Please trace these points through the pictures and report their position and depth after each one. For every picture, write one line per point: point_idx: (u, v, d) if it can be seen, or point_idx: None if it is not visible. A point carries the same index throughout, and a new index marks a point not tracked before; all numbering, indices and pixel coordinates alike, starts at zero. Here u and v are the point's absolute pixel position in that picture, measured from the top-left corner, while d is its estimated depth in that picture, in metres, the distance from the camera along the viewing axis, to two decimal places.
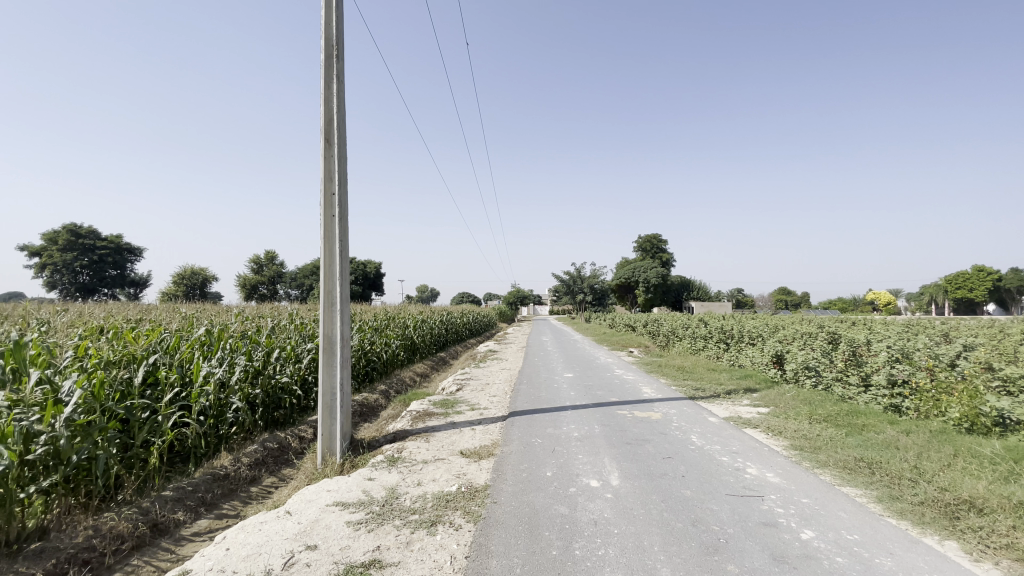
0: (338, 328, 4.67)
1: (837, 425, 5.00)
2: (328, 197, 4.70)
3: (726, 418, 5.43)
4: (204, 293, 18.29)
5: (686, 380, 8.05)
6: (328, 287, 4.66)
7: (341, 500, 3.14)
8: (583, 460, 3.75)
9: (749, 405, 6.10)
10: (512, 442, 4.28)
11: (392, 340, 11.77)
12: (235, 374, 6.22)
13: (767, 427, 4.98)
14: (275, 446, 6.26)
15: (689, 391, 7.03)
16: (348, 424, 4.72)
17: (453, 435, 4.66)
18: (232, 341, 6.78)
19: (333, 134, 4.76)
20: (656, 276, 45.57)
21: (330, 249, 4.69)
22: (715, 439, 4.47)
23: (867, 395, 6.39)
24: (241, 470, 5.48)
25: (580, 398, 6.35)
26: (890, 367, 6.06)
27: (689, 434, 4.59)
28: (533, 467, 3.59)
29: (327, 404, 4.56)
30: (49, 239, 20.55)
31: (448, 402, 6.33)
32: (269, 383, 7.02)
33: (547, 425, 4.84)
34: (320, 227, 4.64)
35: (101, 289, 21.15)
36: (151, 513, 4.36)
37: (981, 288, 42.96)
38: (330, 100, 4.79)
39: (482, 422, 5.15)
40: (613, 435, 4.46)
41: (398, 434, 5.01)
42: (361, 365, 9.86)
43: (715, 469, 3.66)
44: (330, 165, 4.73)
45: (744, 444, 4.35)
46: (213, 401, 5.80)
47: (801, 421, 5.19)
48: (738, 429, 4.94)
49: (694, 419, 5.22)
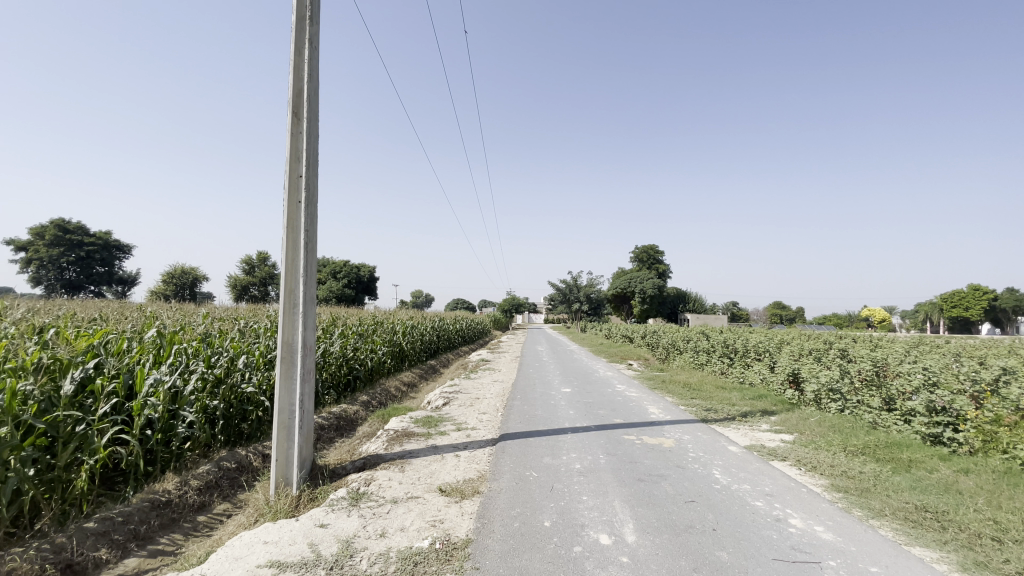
0: (300, 332, 3.95)
1: (879, 460, 4.34)
2: (293, 179, 3.99)
3: (748, 447, 4.75)
4: (194, 293, 17.54)
5: (694, 398, 7.35)
6: (289, 285, 3.95)
7: (278, 559, 2.43)
8: (588, 505, 3.04)
9: (769, 431, 5.43)
10: (502, 476, 3.56)
11: (378, 346, 11.08)
12: (190, 383, 5.50)
13: (798, 461, 4.31)
14: (232, 467, 5.51)
15: (700, 411, 6.34)
16: (309, 447, 4.00)
17: (433, 464, 3.93)
18: (191, 345, 6.05)
19: (303, 109, 4.08)
20: (653, 287, 45.06)
21: (293, 240, 3.97)
22: (741, 475, 3.78)
23: (901, 423, 5.73)
24: (187, 496, 4.73)
25: (580, 418, 5.65)
26: (928, 393, 5.40)
27: (710, 468, 3.90)
28: (527, 513, 2.89)
29: (283, 424, 3.83)
30: (37, 234, 19.71)
31: (431, 420, 5.60)
32: (231, 393, 6.27)
33: (545, 453, 4.14)
34: (282, 215, 3.93)
35: (88, 286, 20.23)
36: (66, 550, 3.59)
37: (976, 308, 42.68)
38: (300, 68, 4.10)
39: (468, 447, 4.44)
40: (623, 468, 3.75)
41: (370, 460, 4.28)
42: (342, 373, 9.14)
43: (751, 519, 2.97)
44: (297, 143, 4.03)
45: (777, 484, 3.66)
46: (162, 413, 5.08)
47: (835, 453, 4.52)
48: (765, 462, 4.26)
49: (712, 448, 4.54)
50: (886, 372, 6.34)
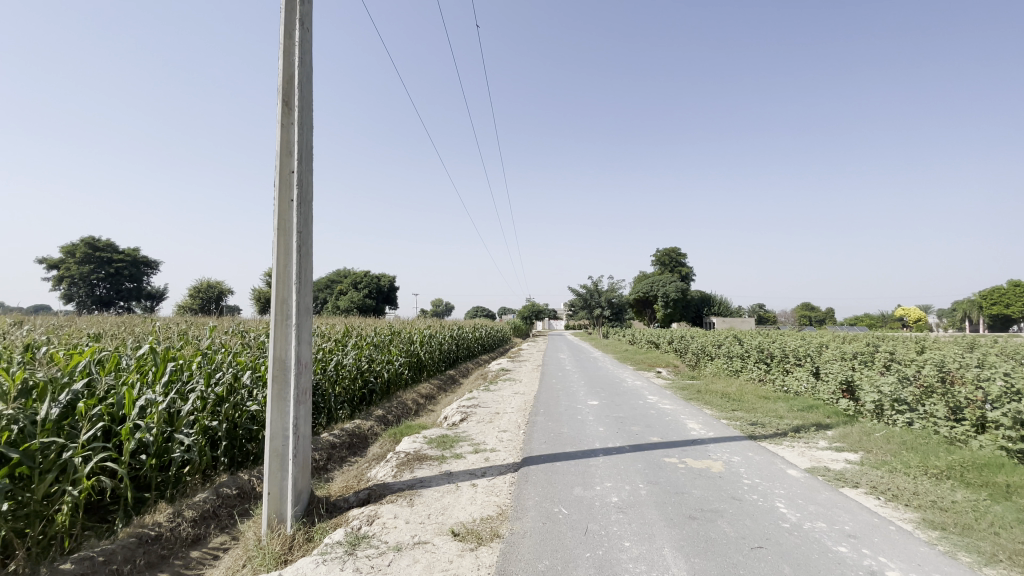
0: (293, 346, 3.47)
1: (971, 485, 3.69)
2: (284, 175, 3.54)
3: (810, 470, 4.13)
4: (218, 306, 17.47)
5: (736, 411, 6.69)
6: (282, 295, 3.49)
7: None
8: (632, 555, 2.48)
9: (829, 449, 4.79)
10: (526, 513, 3.02)
11: (394, 357, 10.65)
12: (189, 403, 5.10)
13: (875, 489, 3.68)
14: (232, 493, 5.08)
15: (745, 426, 5.70)
16: (305, 477, 3.53)
17: (446, 497, 3.40)
18: (191, 361, 5.64)
19: (294, 97, 3.64)
20: (675, 292, 44.19)
21: (285, 243, 3.52)
22: (811, 510, 3.16)
23: (979, 437, 5.02)
24: (179, 529, 4.30)
25: (612, 436, 5.06)
26: (1013, 403, 4.68)
27: (772, 500, 3.30)
28: (559, 567, 2.35)
29: (276, 452, 3.36)
30: (69, 252, 20.04)
31: (447, 440, 5.07)
32: (234, 412, 5.84)
33: (576, 482, 3.57)
34: (272, 215, 3.47)
35: (117, 301, 20.38)
36: None
37: (1018, 304, 40.59)
38: (290, 53, 3.66)
39: (487, 473, 3.91)
40: (668, 502, 3.18)
41: (375, 491, 3.76)
42: (357, 386, 8.73)
43: (838, 573, 2.37)
44: (288, 135, 3.59)
45: (857, 522, 3.03)
46: (157, 436, 4.68)
47: (915, 478, 3.88)
48: (835, 489, 3.65)
49: (769, 473, 3.92)
50: (954, 379, 5.63)
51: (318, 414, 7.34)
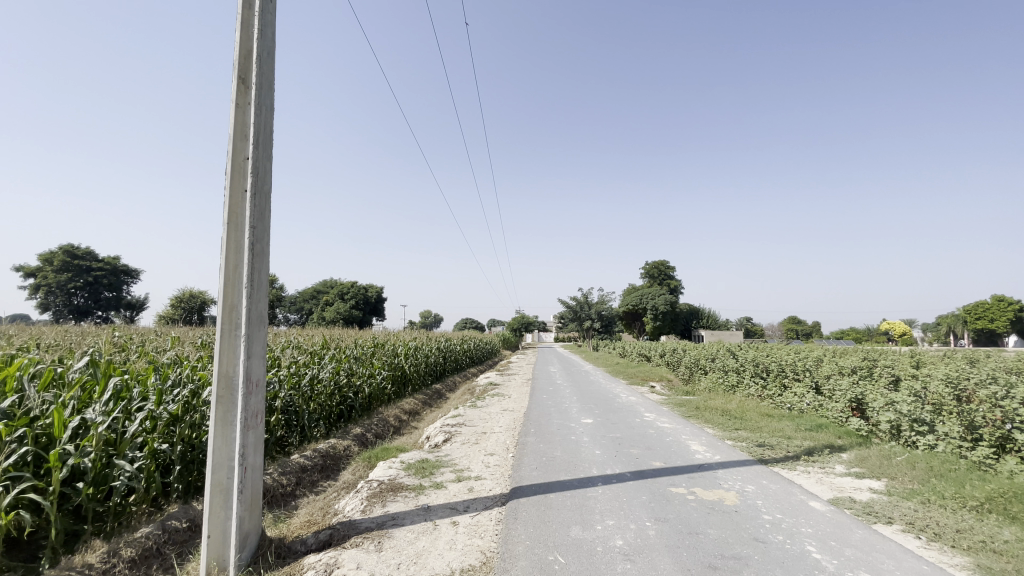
0: (242, 360, 2.96)
1: (1017, 519, 3.25)
2: (237, 162, 3.06)
3: (833, 501, 3.68)
4: (201, 316, 16.72)
5: (739, 430, 6.26)
6: (231, 301, 2.98)
7: None
8: None
9: (848, 475, 4.35)
10: (516, 563, 2.52)
11: (376, 371, 10.04)
12: (136, 424, 4.51)
13: (912, 526, 3.23)
14: (181, 527, 4.50)
15: (752, 448, 5.26)
16: (254, 514, 3.00)
17: (420, 540, 2.89)
18: (142, 376, 5.05)
19: (252, 73, 3.17)
20: (665, 304, 43.97)
21: (236, 240, 3.03)
22: (849, 556, 2.70)
23: (1003, 460, 4.63)
24: (114, 571, 3.71)
25: (609, 461, 4.57)
26: None
27: (801, 542, 2.83)
28: None
29: (220, 486, 2.85)
30: (46, 260, 19.23)
31: (427, 466, 4.54)
32: (191, 433, 5.26)
33: (573, 519, 3.08)
34: (222, 207, 2.99)
35: (95, 310, 19.42)
36: None
37: (1003, 318, 40.86)
38: (249, 25, 3.20)
39: (470, 508, 3.40)
40: (682, 546, 2.70)
41: (339, 531, 3.24)
42: (334, 402, 8.14)
43: None
44: (243, 116, 3.11)
45: (905, 571, 2.58)
46: (96, 462, 4.09)
47: (952, 512, 3.44)
48: (866, 526, 3.20)
49: (791, 506, 3.46)
50: (970, 397, 5.24)
51: (289, 434, 6.76)
